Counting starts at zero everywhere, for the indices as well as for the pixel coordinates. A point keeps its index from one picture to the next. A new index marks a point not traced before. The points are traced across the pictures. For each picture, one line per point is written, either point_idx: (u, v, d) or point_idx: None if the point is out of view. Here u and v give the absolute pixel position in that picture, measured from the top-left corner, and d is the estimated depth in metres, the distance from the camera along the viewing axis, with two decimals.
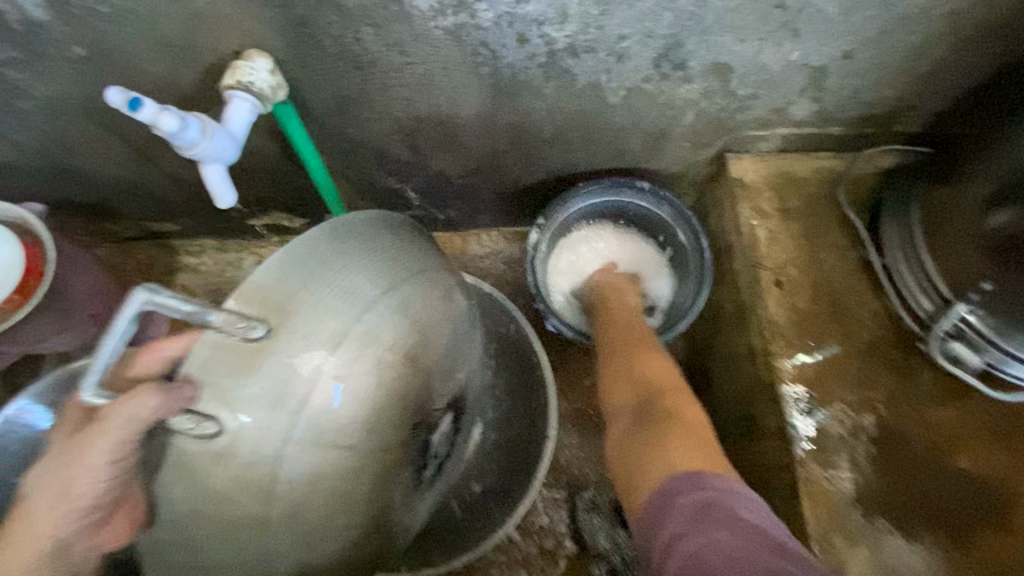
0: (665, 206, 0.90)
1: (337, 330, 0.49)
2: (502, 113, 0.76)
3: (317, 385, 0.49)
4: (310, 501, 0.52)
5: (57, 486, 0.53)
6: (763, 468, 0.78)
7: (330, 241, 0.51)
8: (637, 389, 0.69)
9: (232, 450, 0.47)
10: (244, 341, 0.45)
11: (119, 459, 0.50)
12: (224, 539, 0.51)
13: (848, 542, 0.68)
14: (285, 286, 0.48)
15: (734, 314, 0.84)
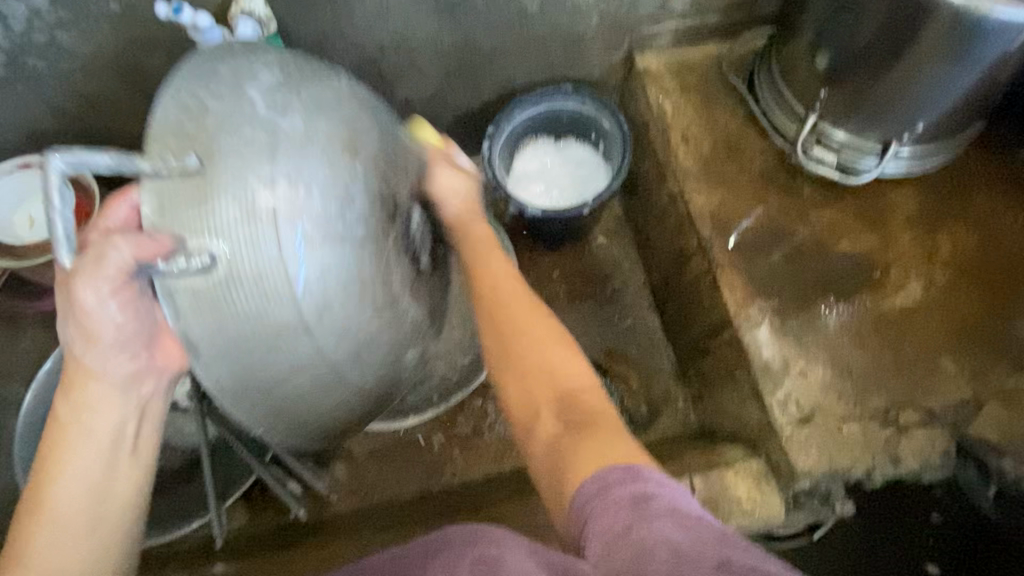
0: (589, 102, 1.11)
1: (259, 137, 0.53)
2: (448, 32, 0.96)
3: (274, 181, 0.53)
4: (332, 295, 0.57)
5: (88, 347, 0.58)
6: (695, 283, 0.96)
7: (218, 79, 0.55)
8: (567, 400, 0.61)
9: (228, 265, 0.52)
10: (183, 175, 0.51)
11: (126, 297, 0.55)
12: (281, 359, 0.56)
13: (760, 312, 0.86)
14: (197, 112, 0.52)
15: (657, 174, 1.04)
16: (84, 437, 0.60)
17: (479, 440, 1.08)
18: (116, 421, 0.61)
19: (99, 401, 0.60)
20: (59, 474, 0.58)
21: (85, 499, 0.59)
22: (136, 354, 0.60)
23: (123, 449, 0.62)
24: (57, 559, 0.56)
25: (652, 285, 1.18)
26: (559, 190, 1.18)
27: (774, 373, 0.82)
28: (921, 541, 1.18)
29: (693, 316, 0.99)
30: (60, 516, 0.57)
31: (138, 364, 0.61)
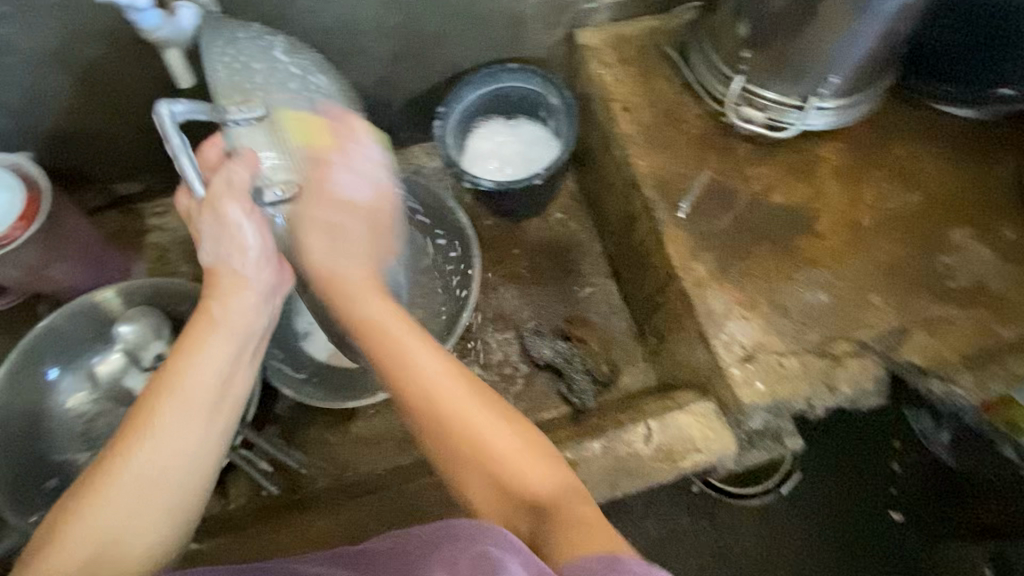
0: (535, 80, 1.15)
1: (295, 110, 0.80)
2: (390, 15, 0.99)
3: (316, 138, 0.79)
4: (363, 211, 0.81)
5: (234, 249, 0.69)
6: (643, 243, 1.01)
7: (262, 73, 0.80)
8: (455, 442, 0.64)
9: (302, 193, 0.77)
10: (257, 123, 0.76)
11: (252, 216, 0.70)
12: (332, 248, 0.78)
13: (703, 263, 0.91)
14: (244, 83, 0.78)
15: (602, 144, 1.09)
16: (216, 332, 0.66)
17: None
18: (246, 319, 0.69)
19: (237, 297, 0.68)
20: (190, 359, 0.64)
21: (206, 388, 0.63)
22: (260, 263, 0.70)
23: (244, 350, 0.68)
24: (175, 437, 0.61)
25: (608, 253, 1.22)
26: (513, 166, 1.22)
27: (720, 318, 0.87)
28: (885, 490, 1.25)
29: (644, 276, 1.03)
30: (184, 395, 0.62)
31: (262, 272, 0.71)
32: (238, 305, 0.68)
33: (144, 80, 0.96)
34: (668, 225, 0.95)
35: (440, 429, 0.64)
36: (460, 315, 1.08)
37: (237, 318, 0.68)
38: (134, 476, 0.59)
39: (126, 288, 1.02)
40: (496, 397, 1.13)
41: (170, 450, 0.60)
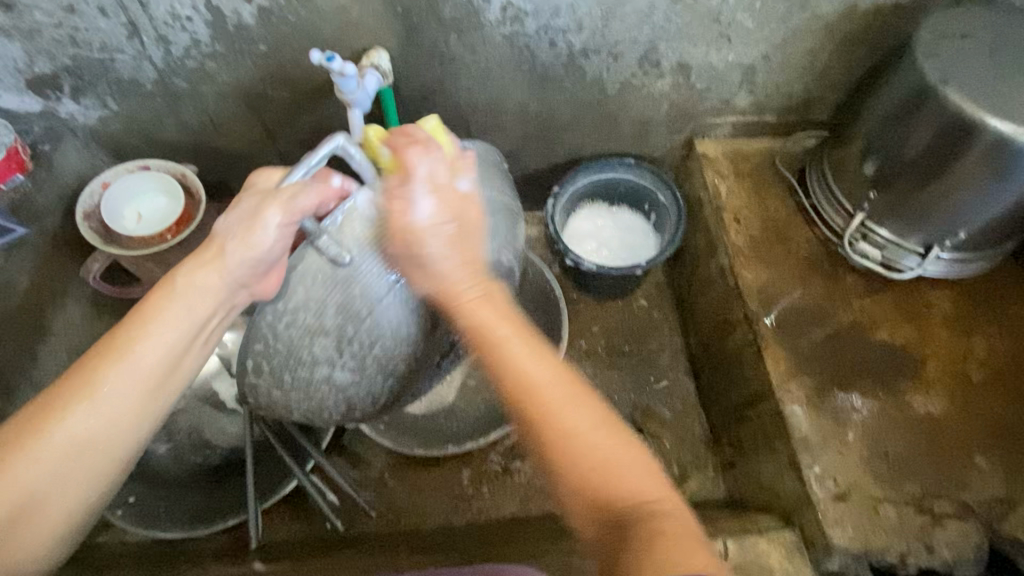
0: (648, 176, 1.22)
1: None
2: (534, 101, 1.08)
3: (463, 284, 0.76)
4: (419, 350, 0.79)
5: (241, 230, 0.65)
6: (738, 351, 1.02)
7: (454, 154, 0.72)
8: (612, 494, 0.55)
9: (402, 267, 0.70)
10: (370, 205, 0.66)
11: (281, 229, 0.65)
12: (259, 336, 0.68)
13: (800, 386, 0.91)
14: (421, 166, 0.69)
15: (707, 248, 1.12)
16: (177, 306, 0.64)
17: (509, 480, 1.10)
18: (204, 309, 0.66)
19: (205, 284, 0.66)
20: (145, 333, 0.62)
21: (156, 366, 0.63)
22: (266, 253, 0.66)
23: (198, 339, 0.67)
24: (111, 404, 0.60)
25: (689, 350, 1.23)
26: (609, 250, 1.27)
27: (814, 446, 0.86)
28: None
29: (733, 382, 1.04)
30: (173, 317, 0.64)
31: (261, 258, 0.66)
32: (206, 291, 0.66)
33: (307, 123, 1.08)
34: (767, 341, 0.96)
35: (568, 452, 0.56)
36: None
37: (199, 297, 0.65)
38: (52, 445, 0.58)
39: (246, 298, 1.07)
40: None
41: (102, 417, 0.60)
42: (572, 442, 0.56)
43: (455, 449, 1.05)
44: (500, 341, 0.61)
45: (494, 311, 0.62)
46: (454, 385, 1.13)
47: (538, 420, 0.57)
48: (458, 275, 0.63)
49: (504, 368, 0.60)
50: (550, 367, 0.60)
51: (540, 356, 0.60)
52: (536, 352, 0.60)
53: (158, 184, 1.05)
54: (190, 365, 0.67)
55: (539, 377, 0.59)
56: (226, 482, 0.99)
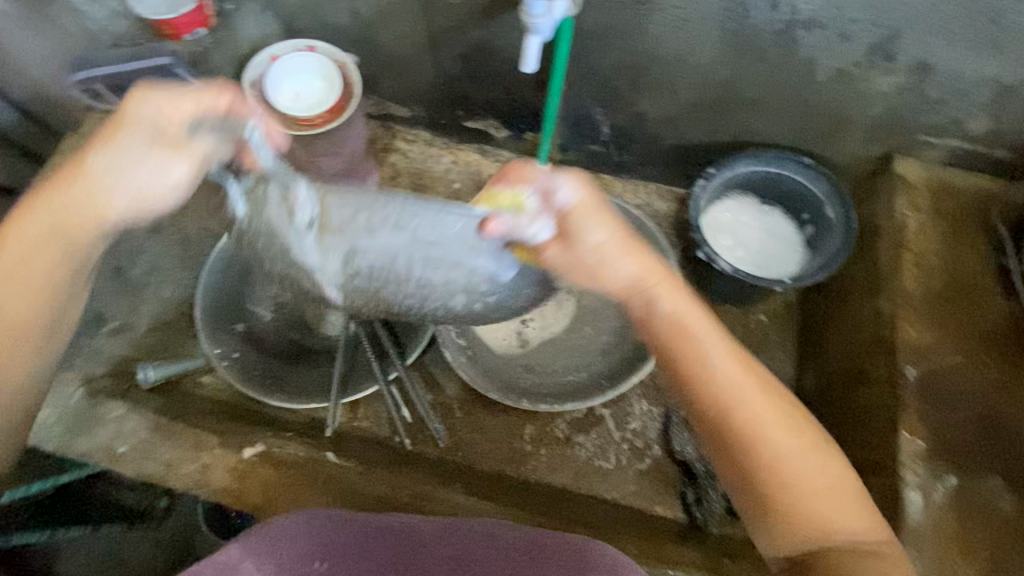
0: (819, 185, 1.06)
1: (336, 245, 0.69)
2: (722, 68, 0.95)
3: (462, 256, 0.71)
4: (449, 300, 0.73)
5: (130, 155, 0.71)
6: (862, 410, 0.90)
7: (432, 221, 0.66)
8: (820, 524, 0.62)
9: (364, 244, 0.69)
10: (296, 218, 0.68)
11: (155, 161, 0.72)
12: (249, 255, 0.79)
13: (931, 474, 0.79)
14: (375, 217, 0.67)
15: (865, 285, 0.97)
16: (92, 214, 0.72)
17: (569, 452, 1.09)
18: (117, 212, 0.73)
19: (122, 201, 0.73)
20: (22, 230, 0.71)
21: (36, 257, 0.71)
22: (155, 180, 0.73)
23: (92, 238, 0.74)
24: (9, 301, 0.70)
25: (799, 385, 1.12)
26: (746, 251, 1.14)
27: (925, 544, 0.76)
28: None
29: (845, 439, 0.93)
30: (50, 220, 0.71)
31: (158, 184, 0.73)
32: (109, 198, 0.72)
33: (474, 37, 1.04)
34: (908, 412, 0.83)
35: (771, 474, 0.64)
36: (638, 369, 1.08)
37: (101, 205, 0.72)
38: None
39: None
40: (618, 463, 1.08)
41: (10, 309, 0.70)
42: (773, 463, 0.64)
43: (529, 406, 1.07)
44: (683, 347, 0.68)
45: (682, 323, 0.68)
46: (538, 338, 1.16)
47: (741, 440, 0.65)
48: (591, 274, 0.69)
49: (693, 386, 0.67)
50: (734, 381, 0.66)
51: (727, 371, 0.66)
52: (722, 364, 0.67)
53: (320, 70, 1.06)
54: (80, 263, 0.74)
55: (727, 391, 0.66)
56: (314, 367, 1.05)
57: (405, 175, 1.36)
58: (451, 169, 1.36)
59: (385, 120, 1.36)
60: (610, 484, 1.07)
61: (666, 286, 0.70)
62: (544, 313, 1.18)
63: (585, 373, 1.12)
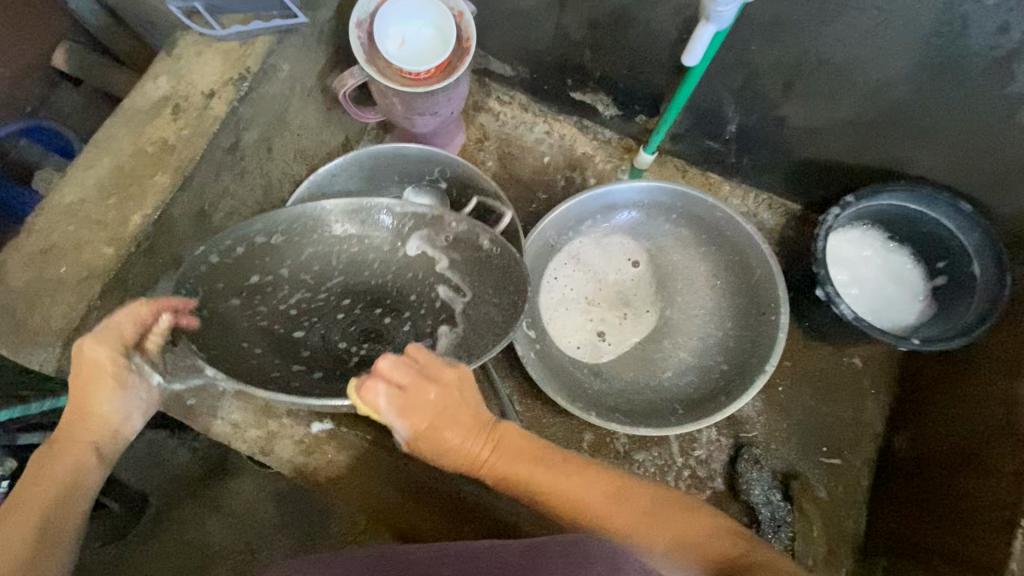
0: (973, 237, 0.92)
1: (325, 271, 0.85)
2: (901, 87, 0.82)
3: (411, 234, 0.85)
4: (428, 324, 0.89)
5: (110, 403, 0.71)
6: (972, 503, 0.82)
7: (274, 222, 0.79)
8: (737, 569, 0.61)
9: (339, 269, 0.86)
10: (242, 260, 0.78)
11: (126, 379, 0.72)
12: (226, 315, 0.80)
13: None
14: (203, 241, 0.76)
15: (1003, 362, 0.86)
16: (103, 430, 0.71)
17: (626, 467, 1.06)
18: (125, 413, 0.73)
19: (125, 408, 0.72)
20: (55, 457, 0.68)
21: (73, 463, 0.68)
22: (137, 400, 0.74)
23: (114, 436, 0.72)
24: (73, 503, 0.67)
25: (885, 443, 1.04)
26: (861, 290, 1.02)
27: None
28: None
29: (944, 525, 0.85)
30: (81, 431, 0.70)
31: (141, 401, 0.74)
32: (117, 410, 0.71)
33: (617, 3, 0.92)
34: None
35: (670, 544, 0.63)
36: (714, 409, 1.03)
37: (114, 414, 0.71)
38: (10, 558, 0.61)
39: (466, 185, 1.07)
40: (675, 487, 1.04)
41: (69, 513, 0.66)
42: (659, 532, 0.64)
43: (596, 421, 1.01)
44: (532, 481, 0.68)
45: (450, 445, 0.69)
46: (613, 350, 1.13)
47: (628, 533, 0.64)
48: (456, 454, 0.70)
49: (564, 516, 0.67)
50: (575, 477, 0.67)
51: (563, 473, 0.68)
52: (554, 464, 0.68)
53: (432, 16, 0.92)
54: (111, 448, 0.72)
55: (583, 496, 0.66)
56: None
57: (492, 140, 1.26)
58: (542, 141, 1.26)
59: (482, 76, 1.25)
60: None
61: (485, 430, 0.70)
62: (623, 324, 1.15)
63: (660, 392, 1.10)
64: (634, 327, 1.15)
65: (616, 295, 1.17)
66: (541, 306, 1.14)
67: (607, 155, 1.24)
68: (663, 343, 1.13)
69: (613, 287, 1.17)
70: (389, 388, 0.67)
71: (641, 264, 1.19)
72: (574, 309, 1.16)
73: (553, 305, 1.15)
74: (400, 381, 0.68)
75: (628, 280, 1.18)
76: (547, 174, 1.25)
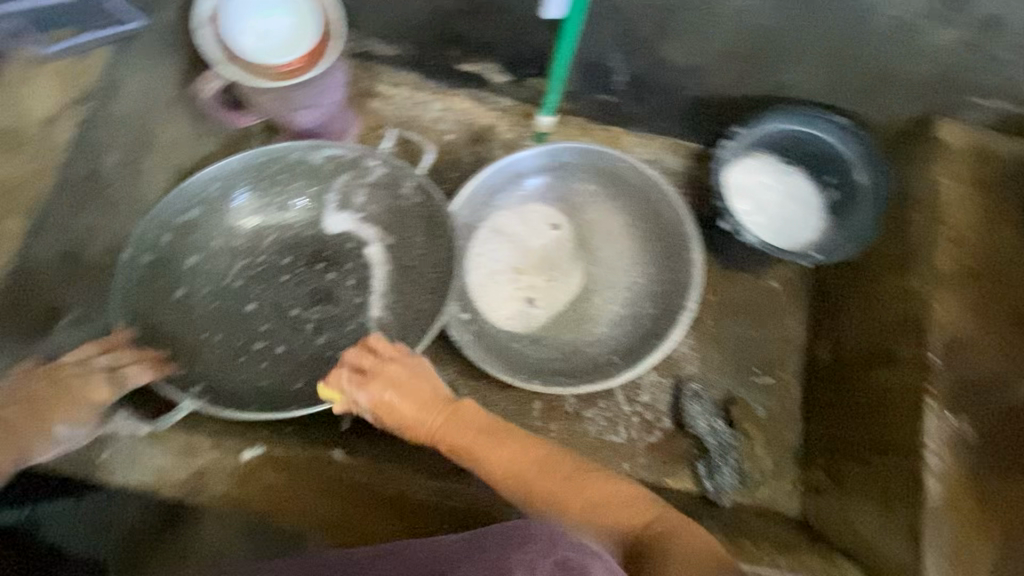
0: (852, 147, 0.99)
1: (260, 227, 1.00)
2: (767, 13, 0.86)
3: (332, 184, 1.02)
4: (367, 276, 1.02)
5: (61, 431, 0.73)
6: (884, 392, 0.89)
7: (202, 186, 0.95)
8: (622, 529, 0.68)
9: (274, 228, 1.02)
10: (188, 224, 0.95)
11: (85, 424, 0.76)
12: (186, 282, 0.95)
13: (955, 459, 0.79)
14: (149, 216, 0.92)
15: (895, 260, 0.93)
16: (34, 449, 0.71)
17: (578, 426, 1.07)
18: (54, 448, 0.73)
19: (61, 440, 0.73)
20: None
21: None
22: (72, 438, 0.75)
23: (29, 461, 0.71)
24: None
25: (808, 355, 1.10)
26: (765, 216, 1.04)
27: (945, 528, 0.77)
28: None
29: (864, 417, 0.92)
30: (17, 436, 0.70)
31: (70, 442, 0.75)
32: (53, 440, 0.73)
33: None
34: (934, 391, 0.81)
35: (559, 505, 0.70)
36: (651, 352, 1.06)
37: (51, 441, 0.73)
38: None
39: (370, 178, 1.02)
40: (628, 435, 1.07)
41: None
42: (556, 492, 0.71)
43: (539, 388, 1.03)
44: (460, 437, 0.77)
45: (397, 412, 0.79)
46: (546, 316, 1.14)
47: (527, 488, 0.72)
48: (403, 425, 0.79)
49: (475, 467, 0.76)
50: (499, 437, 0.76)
51: (494, 437, 0.76)
52: (492, 422, 0.78)
53: (288, 4, 0.85)
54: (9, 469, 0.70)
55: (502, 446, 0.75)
56: (306, 351, 0.96)
57: (388, 125, 1.21)
58: (442, 118, 1.21)
59: (364, 59, 1.19)
60: (620, 457, 1.06)
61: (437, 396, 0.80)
62: (551, 289, 1.15)
63: (597, 347, 1.11)
64: (563, 290, 1.15)
65: (541, 261, 1.16)
66: (470, 287, 1.12)
67: (508, 123, 1.22)
68: (594, 300, 1.15)
69: (536, 255, 1.17)
70: (352, 373, 0.80)
71: (561, 225, 1.18)
72: (503, 283, 1.14)
73: (480, 283, 1.13)
74: (364, 365, 0.80)
75: (549, 243, 1.18)
76: (451, 151, 1.21)
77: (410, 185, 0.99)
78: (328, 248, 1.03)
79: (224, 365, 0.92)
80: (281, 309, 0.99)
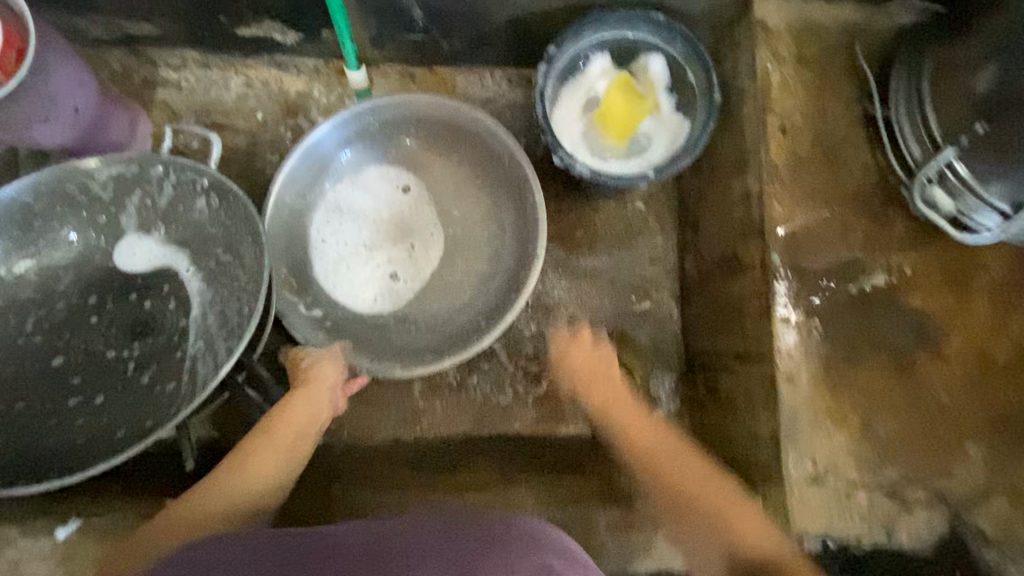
0: (679, 48, 0.90)
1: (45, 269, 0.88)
2: None
3: (121, 209, 0.89)
4: (186, 296, 0.91)
5: None
6: (739, 299, 0.86)
7: None
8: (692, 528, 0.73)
9: (66, 267, 0.89)
10: None
11: None
12: None
13: (805, 356, 0.78)
14: None
15: (735, 160, 0.88)
16: None
17: (463, 396, 1.02)
18: None
19: None
20: None
21: None
22: None
23: None
24: None
25: (681, 271, 1.07)
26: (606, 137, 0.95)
27: (801, 425, 0.77)
28: None
29: (726, 328, 0.90)
30: None
31: None
32: None
33: None
34: (779, 292, 0.79)
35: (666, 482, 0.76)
36: (511, 306, 0.98)
37: None
38: None
39: (157, 189, 0.88)
40: (515, 392, 1.02)
41: None
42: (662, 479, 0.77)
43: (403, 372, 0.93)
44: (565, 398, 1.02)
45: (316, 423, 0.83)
46: (412, 289, 1.06)
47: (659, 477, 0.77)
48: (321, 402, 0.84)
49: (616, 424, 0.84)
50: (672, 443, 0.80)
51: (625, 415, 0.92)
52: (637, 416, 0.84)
53: None
54: None
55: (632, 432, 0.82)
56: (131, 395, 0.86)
57: (185, 115, 1.05)
58: (245, 96, 1.06)
59: (130, 44, 1.01)
60: (511, 417, 1.02)
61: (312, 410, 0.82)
62: (414, 257, 1.07)
63: (469, 310, 1.05)
64: (426, 256, 1.07)
65: (396, 230, 1.07)
66: (320, 278, 1.04)
67: (323, 86, 1.08)
68: (458, 263, 1.07)
69: (390, 225, 1.07)
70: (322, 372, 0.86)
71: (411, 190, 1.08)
72: (358, 265, 1.05)
73: (329, 272, 1.04)
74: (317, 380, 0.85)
75: (402, 210, 1.08)
76: (266, 130, 1.07)
77: (203, 197, 0.87)
78: (134, 275, 0.91)
79: (36, 432, 0.82)
80: (94, 355, 0.87)
